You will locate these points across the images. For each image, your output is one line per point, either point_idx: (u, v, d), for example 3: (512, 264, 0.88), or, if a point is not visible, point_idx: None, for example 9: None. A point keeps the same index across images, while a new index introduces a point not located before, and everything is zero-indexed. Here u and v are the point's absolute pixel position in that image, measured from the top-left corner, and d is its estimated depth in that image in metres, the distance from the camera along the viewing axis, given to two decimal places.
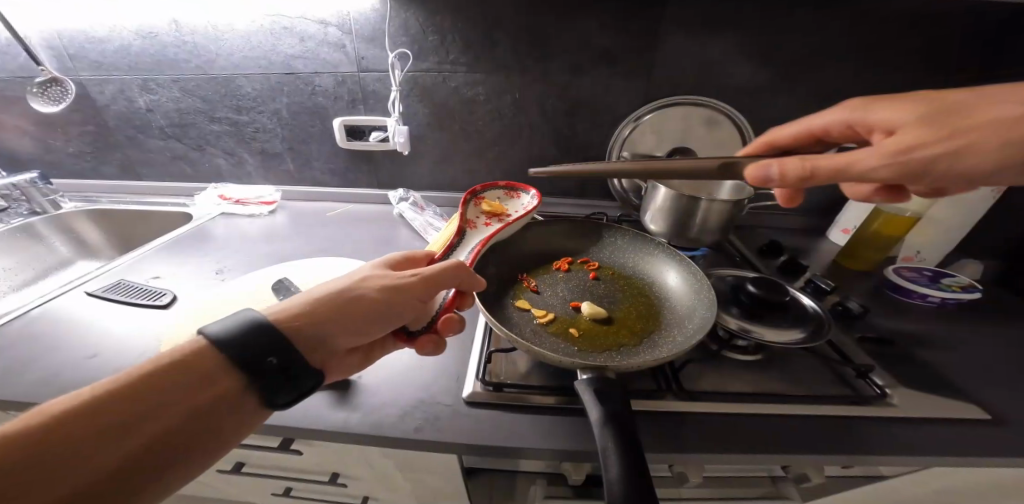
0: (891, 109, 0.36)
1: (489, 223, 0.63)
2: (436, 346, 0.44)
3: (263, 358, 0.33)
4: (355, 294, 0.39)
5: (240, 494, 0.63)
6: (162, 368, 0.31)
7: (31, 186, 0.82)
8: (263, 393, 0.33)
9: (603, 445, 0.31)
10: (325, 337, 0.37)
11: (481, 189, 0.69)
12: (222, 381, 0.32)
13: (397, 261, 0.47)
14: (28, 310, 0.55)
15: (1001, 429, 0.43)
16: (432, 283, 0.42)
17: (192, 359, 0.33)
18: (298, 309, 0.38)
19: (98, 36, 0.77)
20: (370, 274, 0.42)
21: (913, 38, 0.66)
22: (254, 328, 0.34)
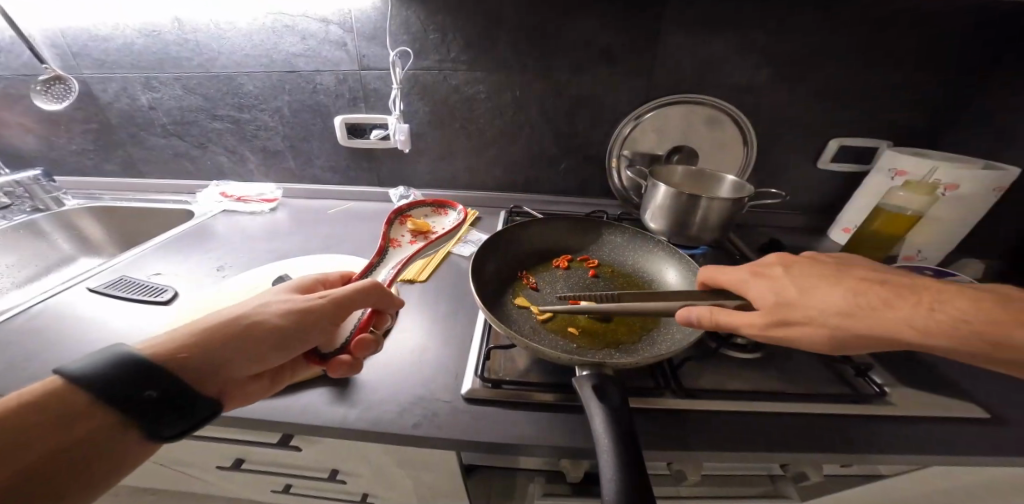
0: (821, 306, 0.36)
1: (413, 242, 0.70)
2: (352, 367, 0.43)
3: (142, 390, 0.32)
4: (253, 321, 0.39)
5: (240, 490, 0.63)
6: (17, 409, 0.29)
7: (35, 183, 0.82)
8: (145, 426, 0.31)
9: (602, 443, 0.31)
10: (216, 365, 0.36)
11: (406, 208, 0.76)
12: (93, 415, 0.31)
13: (306, 284, 0.47)
14: (29, 306, 0.56)
15: (1002, 428, 0.43)
16: (342, 306, 0.43)
17: (56, 396, 0.30)
18: (184, 339, 0.36)
19: (101, 34, 0.77)
20: (273, 298, 0.42)
21: (916, 37, 0.66)
22: (134, 361, 0.32)
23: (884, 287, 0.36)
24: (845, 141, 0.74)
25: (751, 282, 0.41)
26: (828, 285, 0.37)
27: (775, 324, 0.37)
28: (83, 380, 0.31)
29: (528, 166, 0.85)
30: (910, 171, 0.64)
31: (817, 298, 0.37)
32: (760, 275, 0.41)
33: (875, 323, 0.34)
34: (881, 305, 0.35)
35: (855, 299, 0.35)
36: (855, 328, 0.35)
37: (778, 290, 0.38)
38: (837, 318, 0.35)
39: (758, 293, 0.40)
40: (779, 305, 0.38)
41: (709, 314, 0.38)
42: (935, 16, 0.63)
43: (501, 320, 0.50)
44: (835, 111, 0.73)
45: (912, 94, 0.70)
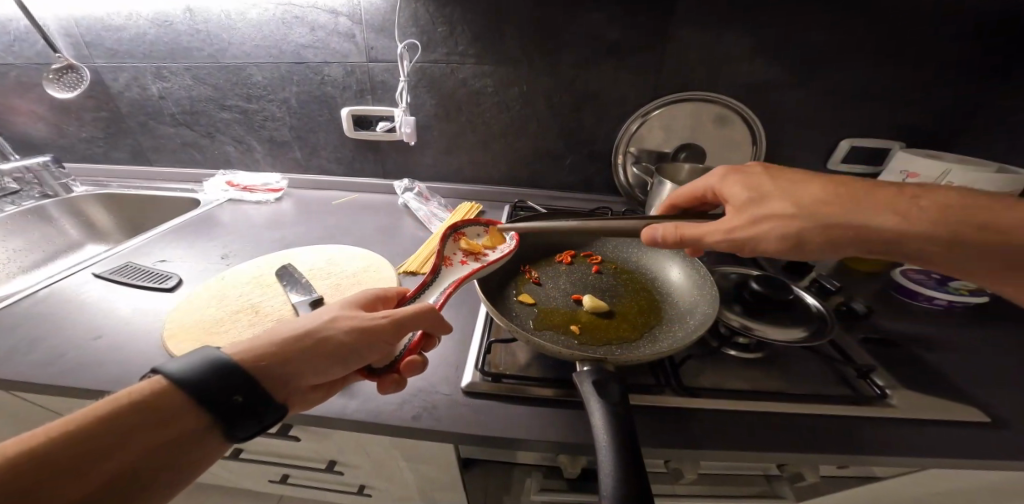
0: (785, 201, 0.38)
1: (466, 263, 0.57)
2: (400, 383, 0.41)
3: (229, 395, 0.32)
4: (320, 334, 0.38)
5: (238, 479, 0.63)
6: (123, 406, 0.30)
7: (44, 169, 0.83)
8: (225, 429, 0.31)
9: (601, 439, 0.31)
10: (288, 377, 0.36)
11: (461, 223, 0.61)
12: (187, 418, 0.31)
13: (367, 299, 0.44)
14: (36, 289, 0.56)
15: (1004, 432, 0.42)
16: (404, 326, 0.40)
17: (157, 395, 0.31)
18: (261, 347, 0.36)
19: (115, 24, 0.78)
20: (342, 312, 0.41)
21: (935, 36, 0.64)
22: (219, 364, 0.32)
23: (843, 183, 0.38)
24: (857, 142, 0.73)
25: (727, 182, 0.43)
26: (802, 182, 0.39)
27: (747, 222, 0.39)
28: (179, 381, 0.31)
29: (533, 161, 0.85)
30: (921, 173, 0.63)
31: (789, 195, 0.38)
32: (734, 175, 0.43)
33: (834, 216, 0.36)
34: (844, 199, 0.37)
35: (825, 193, 0.38)
36: (817, 220, 0.37)
37: (751, 188, 0.40)
38: (799, 211, 0.37)
39: (731, 193, 0.42)
40: (755, 200, 0.39)
41: (674, 229, 0.41)
42: (952, 15, 0.62)
43: (503, 314, 0.50)
44: (846, 110, 0.72)
45: (927, 95, 0.69)
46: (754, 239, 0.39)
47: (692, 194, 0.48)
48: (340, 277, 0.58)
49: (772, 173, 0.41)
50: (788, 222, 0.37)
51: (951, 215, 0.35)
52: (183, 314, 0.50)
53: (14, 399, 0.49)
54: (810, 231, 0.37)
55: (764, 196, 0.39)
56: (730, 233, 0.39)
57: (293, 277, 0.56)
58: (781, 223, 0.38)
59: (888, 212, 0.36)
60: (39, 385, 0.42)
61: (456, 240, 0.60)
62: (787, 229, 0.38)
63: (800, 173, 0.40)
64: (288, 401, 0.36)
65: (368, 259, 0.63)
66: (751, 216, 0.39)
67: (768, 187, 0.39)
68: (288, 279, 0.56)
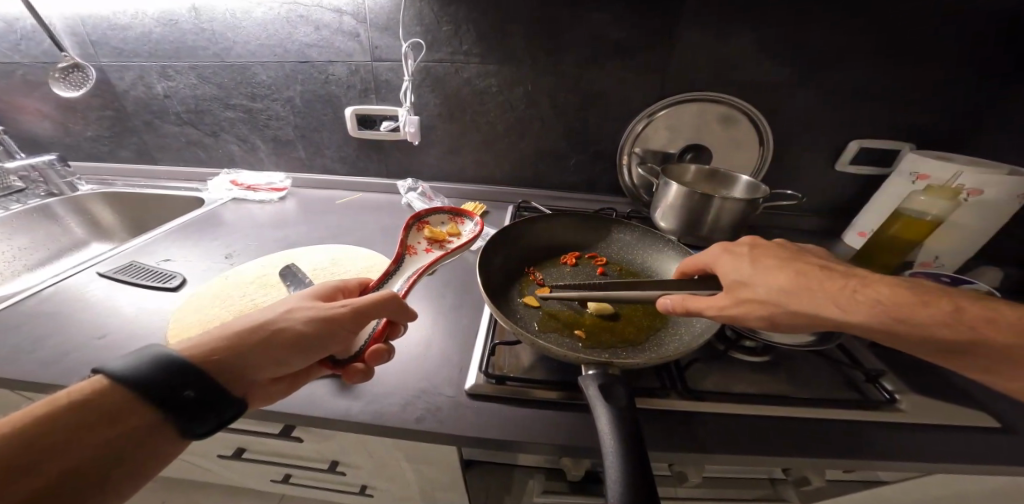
0: (771, 279, 0.38)
1: (431, 251, 0.63)
2: (366, 373, 0.41)
3: (181, 390, 0.32)
4: (277, 327, 0.38)
5: (241, 479, 0.64)
6: (65, 408, 0.30)
7: (49, 167, 0.83)
8: (178, 425, 0.32)
9: (606, 444, 0.31)
10: (245, 370, 0.36)
11: (426, 213, 0.69)
12: (137, 415, 0.31)
13: (327, 291, 0.44)
14: (41, 288, 0.57)
15: (1015, 438, 0.42)
16: (363, 315, 0.40)
17: (102, 395, 0.31)
18: (215, 341, 0.37)
19: (121, 24, 0.78)
20: (299, 304, 0.41)
21: (948, 35, 0.63)
22: (167, 360, 0.33)
23: (823, 269, 0.37)
24: (865, 143, 0.72)
25: (721, 259, 0.43)
26: (784, 266, 0.38)
27: (735, 303, 0.38)
28: (125, 379, 0.32)
29: (536, 161, 0.84)
30: (932, 175, 0.62)
31: (773, 276, 0.38)
32: (727, 251, 0.43)
33: (817, 297, 0.35)
34: (816, 285, 0.36)
35: (803, 277, 0.37)
36: (792, 306, 0.36)
37: (739, 268, 0.40)
38: (780, 296, 0.37)
39: (724, 271, 0.42)
40: (741, 282, 0.39)
41: (682, 300, 0.40)
42: (964, 14, 0.61)
43: (507, 316, 0.50)
44: (855, 111, 0.71)
45: (937, 96, 0.68)
46: (739, 319, 0.38)
47: (695, 264, 0.47)
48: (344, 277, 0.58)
49: (760, 251, 0.41)
50: (768, 305, 0.37)
51: (930, 308, 0.33)
52: (186, 313, 0.50)
53: (18, 398, 0.50)
54: (795, 312, 0.36)
55: (752, 275, 0.39)
56: (721, 312, 0.38)
57: (296, 276, 0.56)
58: (764, 306, 0.37)
59: (853, 301, 0.34)
60: (43, 385, 0.42)
61: (419, 229, 0.67)
62: (766, 314, 0.37)
63: (786, 256, 0.39)
64: (247, 396, 0.36)
65: (372, 260, 0.62)
66: (739, 294, 0.39)
67: (753, 269, 0.39)
68: (291, 279, 0.56)
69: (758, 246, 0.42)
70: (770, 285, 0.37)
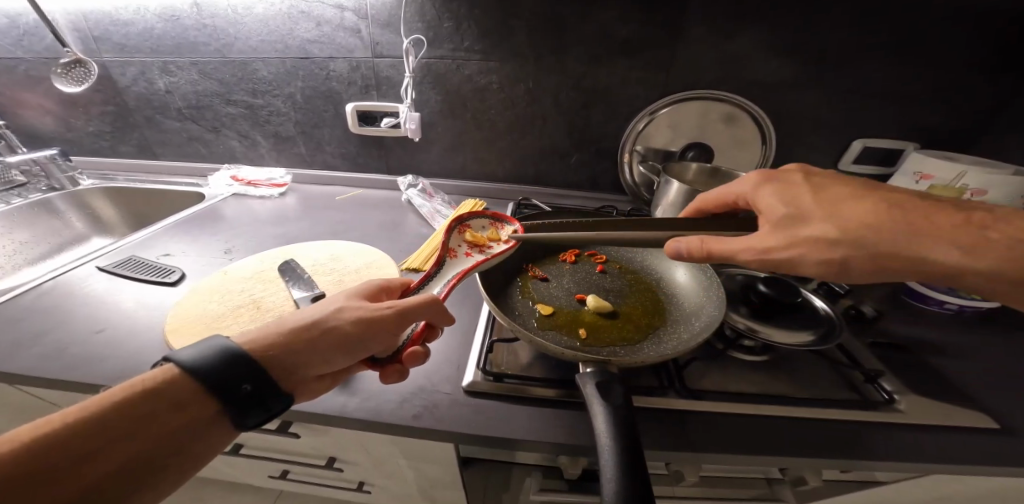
0: (826, 216, 0.36)
1: (471, 254, 0.54)
2: (402, 373, 0.41)
3: (240, 384, 0.32)
4: (326, 327, 0.37)
5: (239, 474, 0.64)
6: (139, 394, 0.30)
7: (51, 162, 0.83)
8: (233, 419, 0.32)
9: (602, 442, 0.31)
10: (294, 365, 0.35)
11: (469, 215, 0.59)
12: (197, 406, 0.31)
13: (373, 289, 0.42)
14: (40, 282, 0.57)
15: (1011, 438, 0.41)
16: (409, 317, 0.38)
17: (168, 383, 0.31)
18: (272, 337, 0.36)
19: (123, 19, 0.78)
20: (347, 303, 0.39)
21: (954, 35, 0.62)
22: (230, 352, 0.33)
23: (882, 205, 0.36)
24: (869, 143, 0.71)
25: (763, 191, 0.41)
26: (849, 200, 0.37)
27: (784, 240, 0.37)
28: (192, 368, 0.32)
29: (538, 158, 0.84)
30: (935, 175, 0.61)
31: (825, 211, 0.36)
32: (775, 182, 0.41)
33: (879, 237, 0.35)
34: (889, 220, 0.35)
35: (874, 212, 0.36)
36: (851, 241, 0.35)
37: (791, 201, 0.38)
38: (844, 232, 0.35)
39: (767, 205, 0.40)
40: (801, 210, 0.37)
41: (699, 245, 0.39)
42: (971, 12, 0.60)
43: (505, 313, 0.50)
44: (859, 110, 0.70)
45: (942, 95, 0.67)
46: (781, 258, 0.37)
47: (725, 199, 0.46)
48: (342, 273, 0.58)
49: (815, 181, 0.39)
50: (830, 244, 0.36)
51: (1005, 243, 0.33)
52: (187, 308, 0.50)
53: (20, 393, 0.50)
54: (852, 254, 0.35)
55: (800, 211, 0.37)
56: (761, 252, 0.37)
57: (294, 272, 0.56)
58: (815, 242, 0.36)
59: (936, 239, 0.34)
60: (43, 379, 0.42)
61: (463, 232, 0.58)
62: (817, 252, 0.36)
63: (847, 188, 0.38)
64: (294, 391, 0.36)
65: (369, 255, 0.62)
66: (793, 234, 0.37)
67: (807, 205, 0.37)
68: (290, 275, 0.56)
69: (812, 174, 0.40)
70: (823, 222, 0.36)
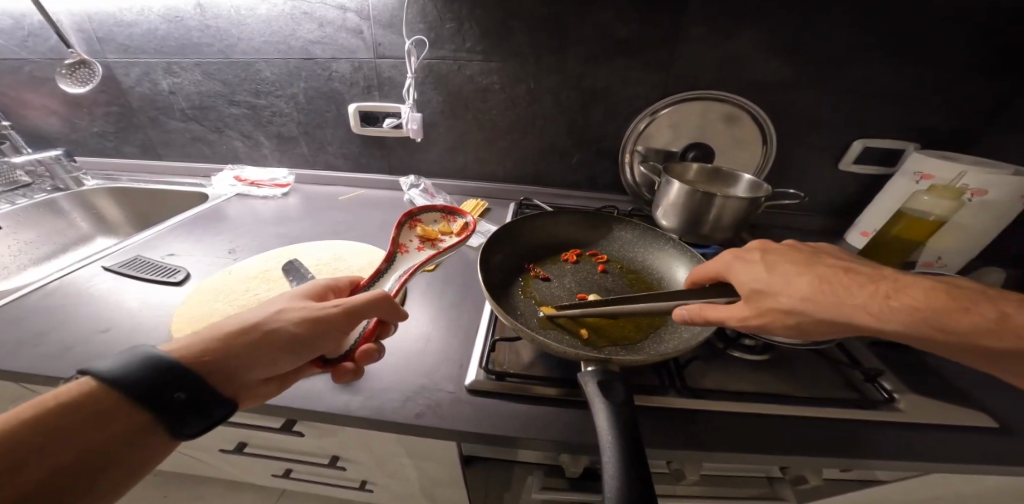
0: (796, 287, 0.35)
1: (422, 249, 0.61)
2: (357, 372, 0.42)
3: (170, 391, 0.32)
4: (268, 329, 0.38)
5: (242, 472, 0.64)
6: (59, 409, 0.30)
7: (55, 162, 0.84)
8: (168, 426, 0.32)
9: (604, 439, 0.31)
10: (235, 370, 0.36)
11: (418, 211, 0.66)
12: (124, 418, 0.31)
13: (318, 290, 0.44)
14: (47, 282, 0.57)
15: (1008, 437, 0.42)
16: (356, 314, 0.40)
17: (90, 397, 0.31)
18: (207, 342, 0.37)
19: (126, 20, 0.78)
20: (289, 304, 0.41)
21: (954, 35, 0.62)
22: (157, 361, 0.33)
23: (854, 275, 0.35)
24: (869, 143, 0.71)
25: (732, 267, 0.40)
26: (801, 272, 0.36)
27: (757, 313, 0.36)
28: (114, 381, 0.32)
29: (539, 158, 0.84)
30: (935, 175, 0.62)
31: (791, 284, 0.35)
32: (740, 258, 0.40)
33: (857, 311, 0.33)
34: (855, 292, 0.33)
35: (846, 283, 0.34)
36: (822, 314, 0.34)
37: (750, 275, 0.38)
38: (815, 304, 0.34)
39: (737, 279, 0.39)
40: (769, 280, 0.37)
41: (699, 312, 0.38)
42: (972, 12, 0.60)
43: (507, 312, 0.50)
44: (859, 110, 0.70)
45: (943, 95, 0.67)
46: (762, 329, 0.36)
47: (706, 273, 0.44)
48: (345, 272, 0.58)
49: (773, 256, 0.38)
50: (798, 315, 0.35)
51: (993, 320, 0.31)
52: (191, 308, 0.50)
53: (26, 391, 0.51)
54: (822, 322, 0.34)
55: (768, 285, 0.36)
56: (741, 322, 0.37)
57: (299, 272, 0.56)
58: (789, 315, 0.35)
59: (885, 308, 0.32)
60: (49, 377, 0.43)
61: (411, 227, 0.64)
62: (791, 324, 0.35)
63: (809, 259, 0.37)
64: (237, 395, 0.36)
65: (371, 255, 0.63)
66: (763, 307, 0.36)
67: (773, 276, 0.37)
68: (294, 275, 0.56)
69: (769, 250, 0.39)
70: (796, 295, 0.35)
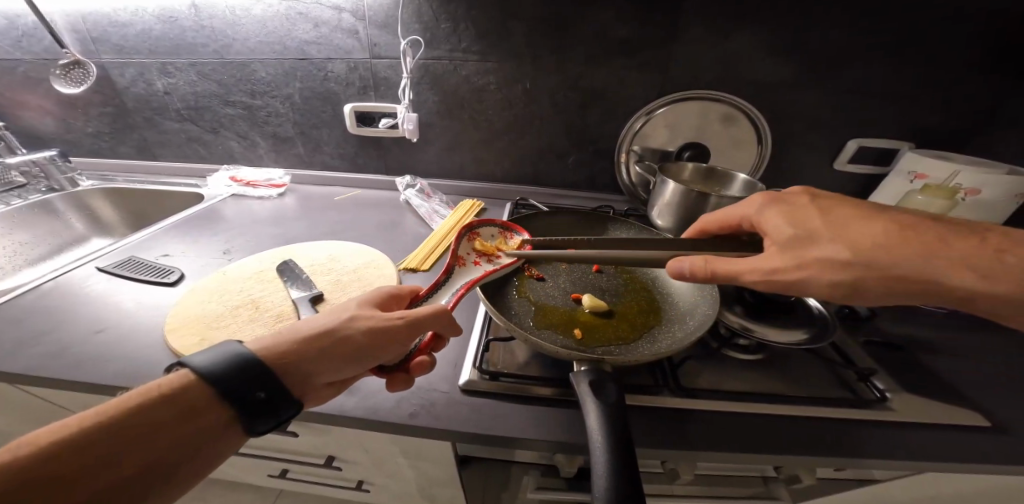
0: (832, 237, 0.37)
1: (479, 263, 0.54)
2: (409, 381, 0.40)
3: (253, 390, 0.32)
4: (339, 337, 0.37)
5: (238, 473, 0.64)
6: (156, 399, 0.31)
7: (50, 163, 0.84)
8: (245, 423, 0.32)
9: (594, 440, 0.31)
10: (306, 374, 0.36)
11: (478, 224, 0.59)
12: (209, 412, 0.32)
13: (382, 296, 0.42)
14: (41, 282, 0.57)
15: (1001, 436, 0.42)
16: (419, 328, 0.38)
17: (184, 388, 0.32)
18: (282, 346, 0.36)
19: (121, 20, 0.78)
20: (360, 311, 0.39)
21: (949, 35, 0.62)
22: (242, 358, 0.33)
23: (895, 227, 0.36)
24: (864, 143, 0.72)
25: (768, 214, 0.42)
26: (858, 220, 0.37)
27: (790, 261, 0.38)
28: (204, 374, 0.32)
29: (536, 158, 0.84)
30: (930, 175, 0.62)
31: (832, 233, 0.37)
32: (774, 207, 0.42)
33: (890, 257, 0.35)
34: (886, 243, 0.35)
35: (882, 233, 0.36)
36: (856, 260, 0.36)
37: (797, 222, 0.39)
38: (853, 252, 0.36)
39: (772, 226, 0.41)
40: (803, 230, 0.38)
41: (701, 265, 0.40)
42: (966, 13, 0.60)
43: (501, 312, 0.50)
44: (855, 110, 0.71)
45: (938, 95, 0.67)
46: (795, 277, 0.37)
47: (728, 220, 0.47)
48: (340, 273, 0.58)
49: (816, 205, 0.40)
50: (835, 265, 0.36)
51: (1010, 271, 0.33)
52: (185, 308, 0.50)
53: (18, 391, 0.50)
54: (856, 272, 0.36)
55: (804, 230, 0.38)
56: (769, 272, 0.38)
57: (293, 272, 0.56)
58: (821, 262, 0.37)
59: (944, 259, 0.34)
60: (42, 378, 0.43)
61: (471, 240, 0.58)
62: (824, 270, 0.37)
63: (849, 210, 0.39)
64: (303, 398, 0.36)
65: (367, 255, 0.63)
66: (796, 256, 0.38)
67: (810, 224, 0.38)
68: (288, 275, 0.56)
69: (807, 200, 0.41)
70: (831, 245, 0.37)
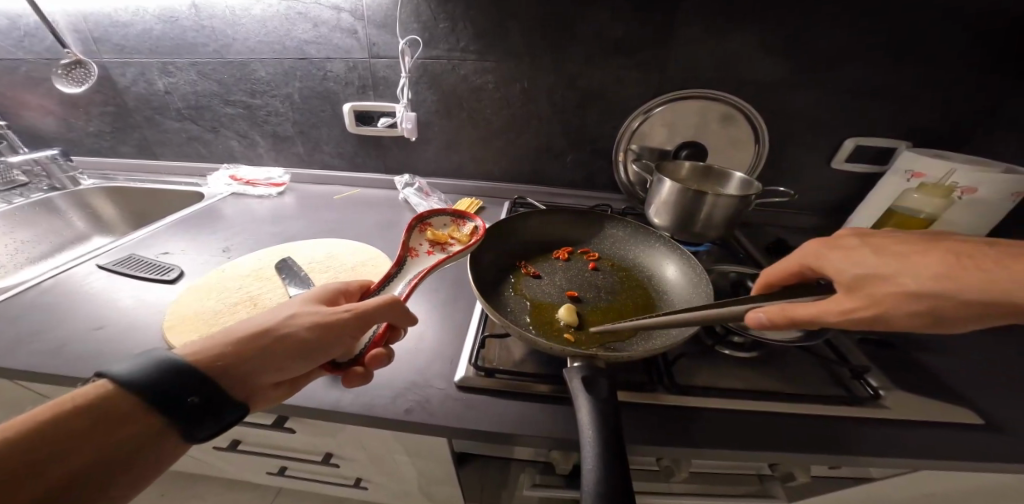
0: (914, 273, 0.31)
1: (432, 253, 0.58)
2: (366, 376, 0.41)
3: (187, 394, 0.32)
4: (282, 334, 0.38)
5: (237, 471, 0.65)
6: (77, 410, 0.30)
7: (52, 162, 0.84)
8: (183, 428, 0.32)
9: (586, 436, 0.31)
10: (251, 374, 0.36)
11: (428, 214, 0.63)
12: (139, 420, 0.31)
13: (329, 294, 0.44)
14: (41, 280, 0.58)
15: (996, 433, 0.42)
16: (367, 320, 0.40)
17: (107, 398, 0.31)
18: (219, 348, 0.36)
19: (122, 20, 0.79)
20: (304, 308, 0.40)
21: (945, 34, 0.62)
22: (171, 363, 0.33)
23: (970, 250, 0.31)
24: (861, 142, 0.72)
25: (827, 254, 0.36)
26: (923, 247, 0.32)
27: (867, 303, 0.32)
28: (128, 383, 0.32)
29: (533, 158, 0.85)
30: (926, 174, 0.62)
31: (909, 268, 0.32)
32: (834, 245, 0.36)
33: (993, 289, 0.30)
34: (976, 269, 0.30)
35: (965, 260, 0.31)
36: (947, 294, 0.30)
37: (859, 260, 0.34)
38: (935, 286, 0.31)
39: (836, 266, 0.35)
40: (875, 264, 0.33)
41: (780, 313, 0.33)
42: (963, 12, 0.60)
43: (497, 310, 0.50)
44: (852, 109, 0.71)
45: (935, 94, 0.67)
46: (877, 316, 0.32)
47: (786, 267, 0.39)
48: (337, 270, 0.59)
49: (874, 239, 0.34)
50: (914, 298, 0.31)
51: None
52: (182, 306, 0.51)
53: (18, 387, 0.51)
54: (943, 305, 0.31)
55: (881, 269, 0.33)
56: (846, 314, 0.33)
57: (291, 270, 0.57)
58: (907, 297, 0.32)
59: None
60: (41, 374, 0.43)
61: (421, 231, 0.61)
62: (906, 308, 0.32)
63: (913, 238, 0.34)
64: (249, 400, 0.36)
65: (363, 253, 0.63)
66: (874, 297, 0.32)
67: (879, 260, 0.33)
68: (286, 273, 0.56)
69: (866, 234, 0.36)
70: (917, 282, 0.31)
